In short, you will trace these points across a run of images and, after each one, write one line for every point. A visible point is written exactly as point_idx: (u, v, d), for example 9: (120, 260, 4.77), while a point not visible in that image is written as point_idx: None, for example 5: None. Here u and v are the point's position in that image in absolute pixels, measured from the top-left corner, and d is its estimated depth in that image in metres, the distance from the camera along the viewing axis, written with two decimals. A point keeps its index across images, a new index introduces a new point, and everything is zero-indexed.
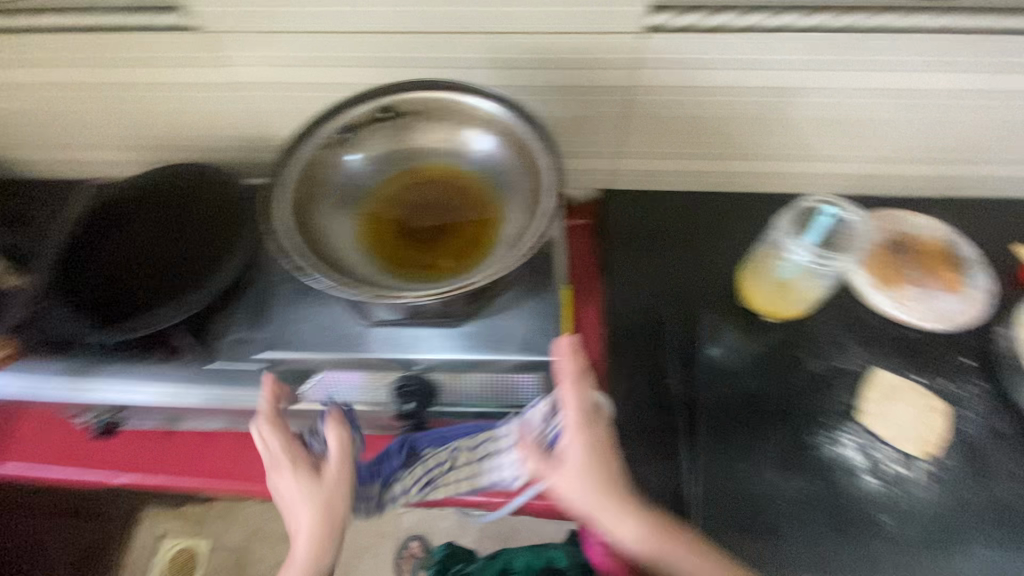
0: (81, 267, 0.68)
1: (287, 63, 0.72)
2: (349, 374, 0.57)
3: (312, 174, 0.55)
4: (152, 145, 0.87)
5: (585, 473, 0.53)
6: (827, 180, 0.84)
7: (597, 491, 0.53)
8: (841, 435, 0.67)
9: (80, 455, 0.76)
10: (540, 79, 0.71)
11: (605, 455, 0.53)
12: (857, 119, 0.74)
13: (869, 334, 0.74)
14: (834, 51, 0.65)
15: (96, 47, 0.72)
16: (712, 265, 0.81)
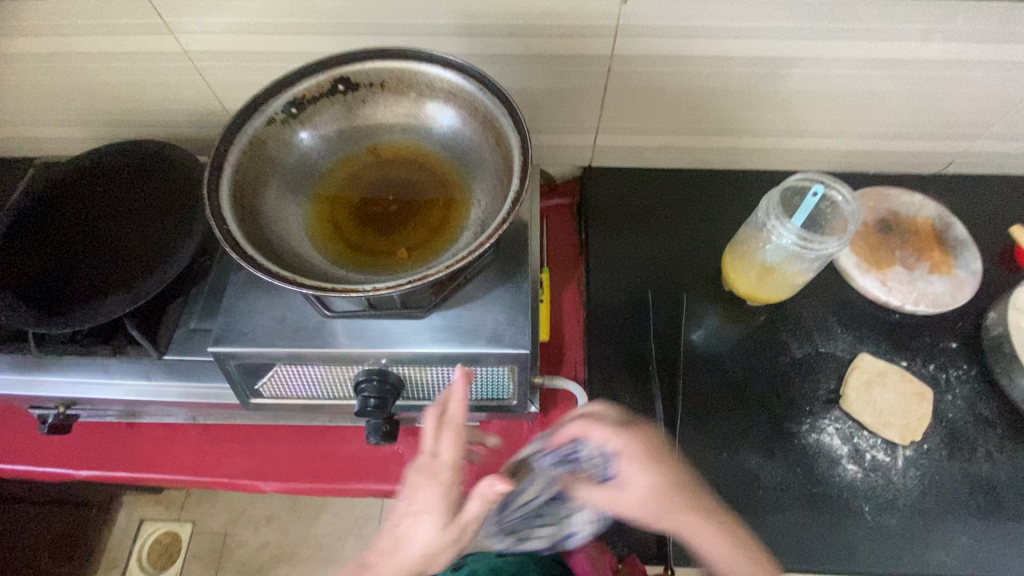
0: (19, 252, 0.63)
1: (239, 30, 0.66)
2: (306, 367, 0.52)
3: (257, 153, 0.50)
4: (100, 120, 0.80)
5: (647, 499, 0.48)
6: (814, 157, 0.81)
7: (665, 508, 0.47)
8: (824, 422, 0.65)
9: (33, 450, 0.71)
10: (515, 47, 0.66)
11: (651, 461, 0.48)
12: (849, 93, 0.70)
13: (854, 318, 0.71)
14: (828, 18, 0.61)
15: (23, 11, 0.65)
16: (695, 247, 0.78)
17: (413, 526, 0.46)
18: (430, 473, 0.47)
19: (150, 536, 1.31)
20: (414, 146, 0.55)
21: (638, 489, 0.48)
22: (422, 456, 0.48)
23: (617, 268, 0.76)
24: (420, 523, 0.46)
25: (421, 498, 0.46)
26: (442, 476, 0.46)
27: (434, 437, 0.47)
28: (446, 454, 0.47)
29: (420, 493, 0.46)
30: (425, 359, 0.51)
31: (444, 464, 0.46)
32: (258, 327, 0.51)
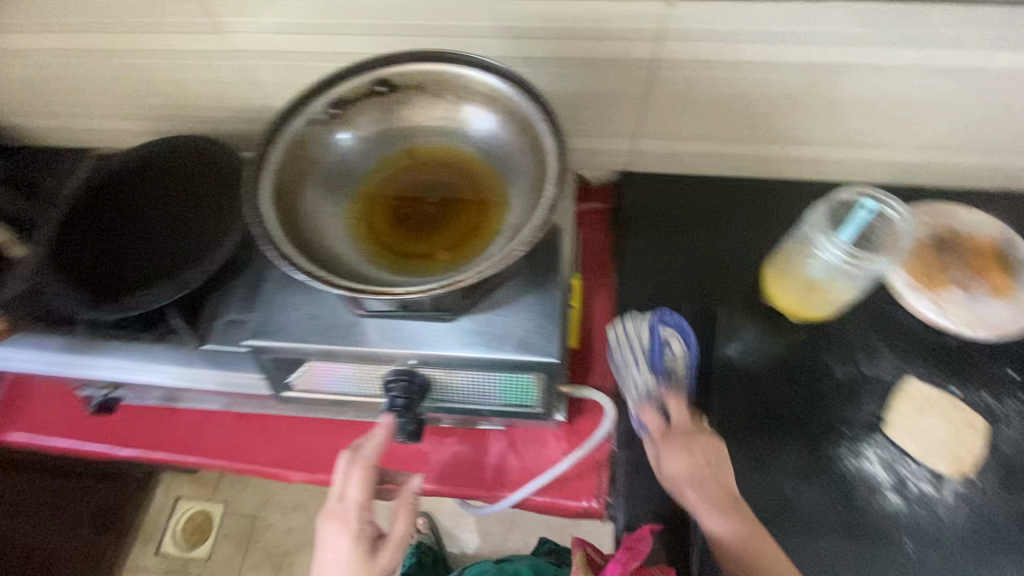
0: (73, 239, 0.66)
1: (287, 30, 0.68)
2: (337, 364, 0.53)
3: (300, 153, 0.51)
4: (153, 115, 0.84)
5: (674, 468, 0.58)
6: (866, 168, 0.77)
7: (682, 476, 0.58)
8: (866, 447, 0.62)
9: (81, 427, 0.75)
10: (556, 51, 0.65)
11: (675, 438, 0.60)
12: (907, 102, 0.66)
13: (903, 340, 0.68)
14: (887, 23, 0.58)
15: (88, 10, 0.68)
16: (734, 258, 0.75)
17: (327, 545, 0.55)
18: (342, 507, 0.55)
19: (185, 512, 1.37)
20: (452, 148, 0.55)
21: (665, 459, 0.59)
22: (331, 497, 0.56)
23: (651, 277, 0.75)
24: (335, 544, 0.54)
25: (332, 524, 0.55)
26: (351, 512, 0.55)
27: (341, 478, 0.56)
28: (354, 492, 0.55)
29: (329, 521, 0.55)
30: (453, 362, 0.51)
31: (352, 502, 0.55)
32: (294, 322, 0.53)
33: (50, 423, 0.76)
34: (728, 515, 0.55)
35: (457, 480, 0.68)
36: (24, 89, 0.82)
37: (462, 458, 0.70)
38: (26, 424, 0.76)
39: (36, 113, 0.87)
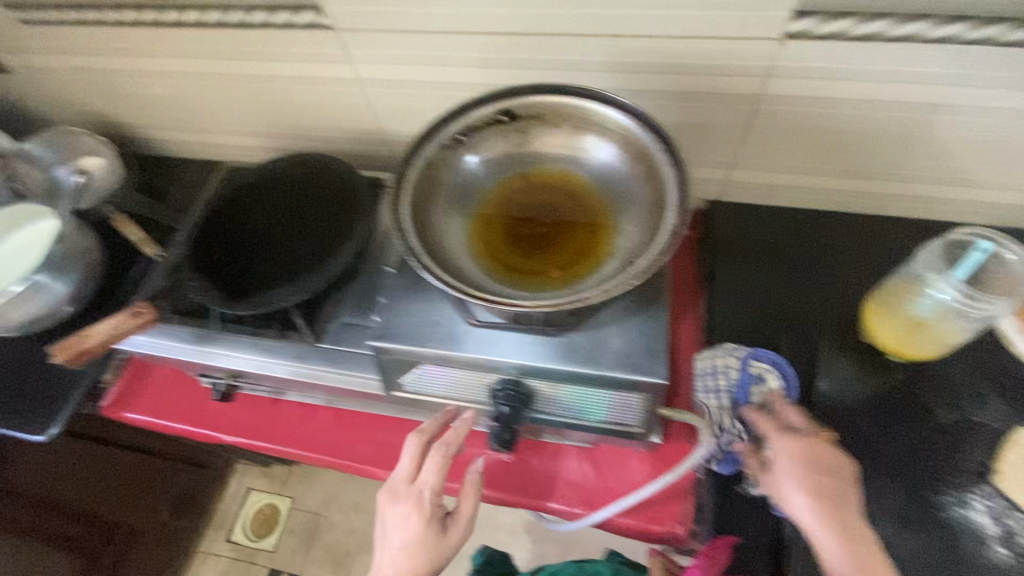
0: (211, 242, 0.73)
1: (411, 61, 0.74)
2: (448, 369, 0.57)
3: (431, 174, 0.55)
4: (275, 133, 0.93)
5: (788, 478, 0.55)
6: (972, 208, 0.75)
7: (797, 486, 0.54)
8: (971, 497, 0.59)
9: (196, 413, 0.82)
10: (661, 84, 0.69)
11: (791, 446, 0.56)
12: (1022, 144, 0.65)
13: (1013, 388, 0.65)
14: (1007, 66, 0.57)
15: (235, 42, 0.77)
16: (826, 291, 0.75)
17: (396, 524, 0.57)
18: (414, 489, 0.58)
19: (254, 504, 1.45)
20: (564, 172, 0.58)
21: (780, 468, 0.56)
22: (401, 479, 0.59)
23: (739, 306, 0.75)
24: (406, 523, 0.56)
25: (405, 504, 0.57)
26: (423, 495, 0.58)
27: (415, 462, 0.60)
28: (430, 476, 0.58)
29: (402, 501, 0.57)
30: (557, 374, 0.54)
31: (426, 485, 0.58)
32: (412, 327, 0.57)
33: (167, 406, 0.83)
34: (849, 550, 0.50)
35: (539, 493, 0.70)
36: (167, 108, 0.93)
37: (545, 471, 0.72)
38: (148, 405, 0.84)
39: (173, 129, 0.97)
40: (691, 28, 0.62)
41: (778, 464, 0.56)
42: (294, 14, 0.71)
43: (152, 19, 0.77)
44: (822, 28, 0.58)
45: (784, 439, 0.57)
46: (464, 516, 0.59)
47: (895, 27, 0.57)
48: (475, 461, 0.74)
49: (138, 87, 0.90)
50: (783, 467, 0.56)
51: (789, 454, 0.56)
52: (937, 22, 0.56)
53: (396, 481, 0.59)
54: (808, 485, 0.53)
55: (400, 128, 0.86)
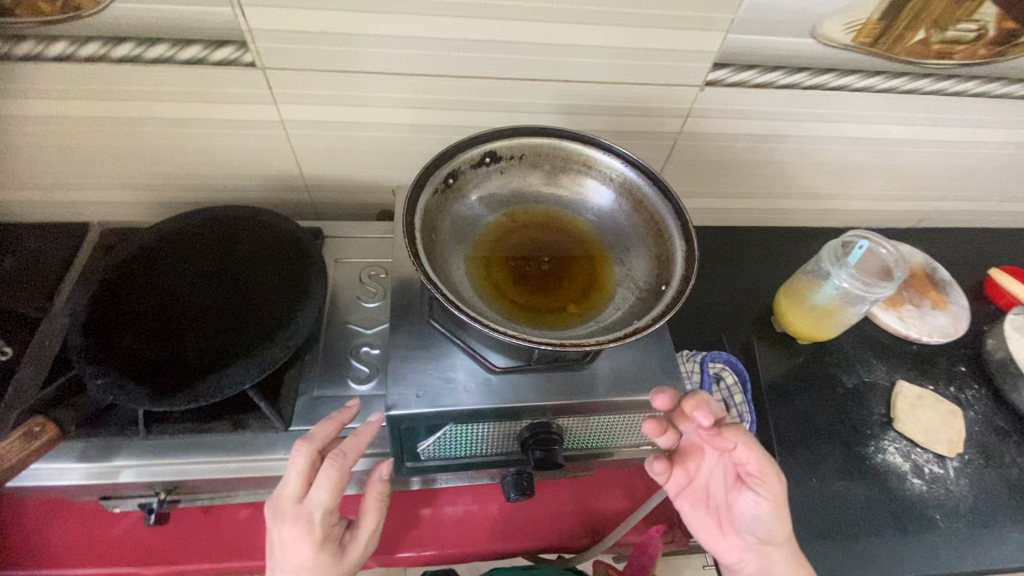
0: (110, 324, 0.58)
1: (348, 103, 0.70)
2: (473, 425, 0.54)
3: (428, 219, 0.52)
4: (157, 185, 0.77)
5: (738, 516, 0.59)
6: (823, 215, 0.95)
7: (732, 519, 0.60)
8: (886, 442, 0.74)
9: (93, 551, 0.63)
10: (600, 124, 0.75)
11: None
12: (857, 165, 0.85)
13: (883, 350, 0.83)
14: (852, 108, 0.75)
15: (117, 79, 0.63)
16: (742, 294, 0.88)
17: (286, 548, 0.49)
18: (305, 509, 0.49)
19: None
20: (550, 207, 0.60)
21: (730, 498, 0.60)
22: (287, 498, 0.50)
23: (681, 316, 0.84)
24: (297, 548, 0.49)
25: (295, 526, 0.49)
26: (315, 516, 0.50)
27: (305, 478, 0.50)
28: (322, 495, 0.49)
29: (290, 523, 0.49)
30: (586, 408, 0.54)
31: (319, 504, 0.49)
32: (430, 385, 0.52)
33: (43, 553, 0.62)
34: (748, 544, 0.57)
35: (546, 534, 0.68)
36: None
37: (545, 510, 0.70)
38: (9, 561, 0.61)
39: None
40: (630, 76, 0.69)
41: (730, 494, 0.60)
42: (207, 48, 0.62)
43: None
44: (733, 78, 0.70)
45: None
46: (367, 533, 0.54)
47: (785, 77, 0.70)
48: (473, 518, 0.69)
49: None
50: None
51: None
52: (812, 73, 0.71)
53: (281, 499, 0.50)
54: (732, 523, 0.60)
55: (326, 173, 0.78)
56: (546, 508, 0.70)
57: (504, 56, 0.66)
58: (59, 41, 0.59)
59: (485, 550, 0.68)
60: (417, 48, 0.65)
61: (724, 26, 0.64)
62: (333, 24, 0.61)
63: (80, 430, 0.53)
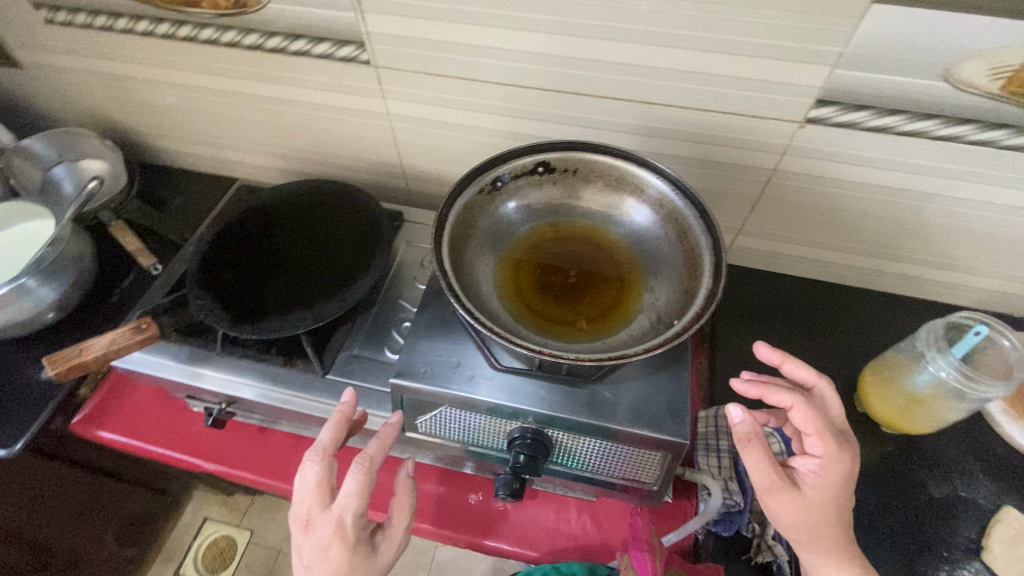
0: (220, 260, 0.72)
1: (441, 103, 0.76)
2: (468, 413, 0.56)
3: (467, 216, 0.56)
4: (290, 156, 0.93)
5: (823, 505, 0.52)
6: (957, 290, 0.80)
7: (827, 511, 0.52)
8: (964, 572, 0.61)
9: (178, 437, 0.78)
10: (682, 150, 0.72)
11: (843, 460, 0.52)
12: (1007, 238, 0.71)
13: (998, 464, 0.68)
14: (1000, 168, 0.63)
15: (268, 66, 0.77)
16: (823, 358, 0.78)
17: (319, 558, 0.53)
18: (332, 518, 0.53)
19: (209, 536, 1.38)
20: (595, 224, 0.60)
21: (817, 483, 0.52)
22: (313, 508, 0.54)
23: (742, 365, 0.77)
24: (328, 556, 0.53)
25: (322, 537, 0.53)
26: (344, 521, 0.53)
27: (324, 489, 0.54)
28: (348, 499, 0.53)
29: (320, 534, 0.53)
30: (580, 427, 0.54)
31: (345, 510, 0.53)
32: (436, 366, 0.56)
33: (144, 427, 0.79)
34: (818, 541, 0.52)
35: (537, 543, 0.69)
36: (182, 118, 0.92)
37: (542, 521, 0.71)
38: (123, 426, 0.79)
39: (183, 141, 0.96)
40: (719, 104, 0.66)
41: (817, 481, 0.52)
42: (334, 45, 0.72)
43: (187, 34, 0.77)
44: (839, 117, 0.63)
45: (838, 445, 0.52)
46: (397, 533, 0.58)
47: (907, 122, 0.61)
48: (475, 508, 0.72)
49: (156, 96, 0.89)
50: (821, 486, 0.52)
51: (839, 473, 0.52)
52: (944, 121, 0.60)
53: (307, 509, 0.54)
54: (831, 514, 0.52)
55: (419, 164, 0.87)
56: (545, 520, 0.71)
57: (586, 73, 0.67)
58: (232, 31, 0.75)
59: (476, 542, 0.70)
60: (506, 59, 0.68)
61: (831, 60, 0.58)
62: (433, 32, 0.67)
63: (175, 335, 0.67)
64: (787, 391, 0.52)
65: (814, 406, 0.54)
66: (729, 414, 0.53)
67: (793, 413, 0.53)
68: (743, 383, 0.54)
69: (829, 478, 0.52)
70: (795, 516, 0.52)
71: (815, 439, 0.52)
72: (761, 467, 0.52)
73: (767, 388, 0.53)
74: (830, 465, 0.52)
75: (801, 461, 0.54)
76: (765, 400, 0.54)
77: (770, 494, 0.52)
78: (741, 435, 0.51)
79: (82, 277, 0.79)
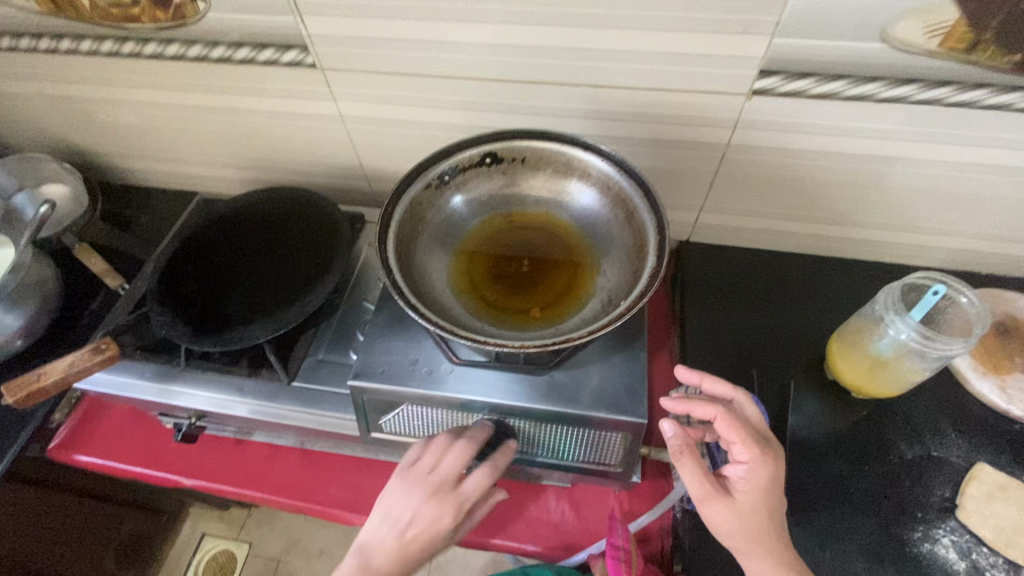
0: (181, 274, 0.71)
1: (392, 100, 0.75)
2: (431, 408, 0.56)
3: (415, 212, 0.56)
4: (251, 165, 0.92)
5: (754, 511, 0.52)
6: (921, 251, 0.81)
7: (759, 517, 0.52)
8: (939, 531, 0.62)
9: (155, 455, 0.78)
10: (635, 131, 0.72)
11: (767, 462, 0.52)
12: (964, 196, 0.71)
13: (967, 421, 0.69)
14: (946, 126, 0.63)
15: (216, 76, 0.77)
16: (792, 329, 0.78)
17: (429, 522, 0.54)
18: (461, 497, 0.54)
19: (207, 552, 1.39)
20: (546, 212, 0.60)
21: (747, 488, 0.53)
22: (446, 479, 0.54)
23: (711, 342, 0.78)
24: (437, 523, 0.54)
25: (446, 508, 0.54)
26: (463, 503, 0.55)
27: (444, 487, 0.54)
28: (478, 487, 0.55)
29: (444, 505, 0.54)
30: (541, 415, 0.54)
31: (473, 494, 0.55)
32: (395, 365, 0.56)
33: (121, 447, 0.79)
34: (755, 547, 0.52)
35: (516, 534, 0.69)
36: (138, 136, 0.91)
37: (521, 511, 0.71)
38: (98, 448, 0.79)
39: (143, 159, 0.96)
40: (666, 82, 0.66)
41: (746, 486, 0.53)
42: (278, 51, 0.72)
43: (131, 50, 0.76)
44: (784, 87, 0.63)
45: (760, 449, 0.53)
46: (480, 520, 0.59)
47: (851, 87, 0.61)
48: None
49: (110, 116, 0.88)
50: (751, 491, 0.52)
51: (766, 476, 0.52)
52: (888, 82, 0.60)
53: (437, 478, 0.54)
54: (765, 518, 0.52)
55: (379, 165, 0.86)
56: (523, 510, 0.71)
57: (530, 60, 0.67)
58: (175, 44, 0.74)
59: (456, 537, 0.70)
60: (450, 52, 0.68)
61: (769, 29, 0.58)
62: (375, 30, 0.67)
63: (137, 354, 0.68)
64: (707, 404, 0.54)
65: (736, 414, 0.55)
66: (662, 429, 0.55)
67: (717, 424, 0.55)
68: (669, 402, 0.56)
69: (757, 484, 0.52)
70: (729, 524, 0.52)
71: (738, 446, 0.53)
72: (692, 476, 0.53)
73: (689, 402, 0.55)
74: (756, 470, 0.52)
75: (731, 469, 0.54)
76: (691, 415, 0.56)
77: (702, 503, 0.53)
78: (673, 447, 0.54)
79: (48, 302, 0.79)
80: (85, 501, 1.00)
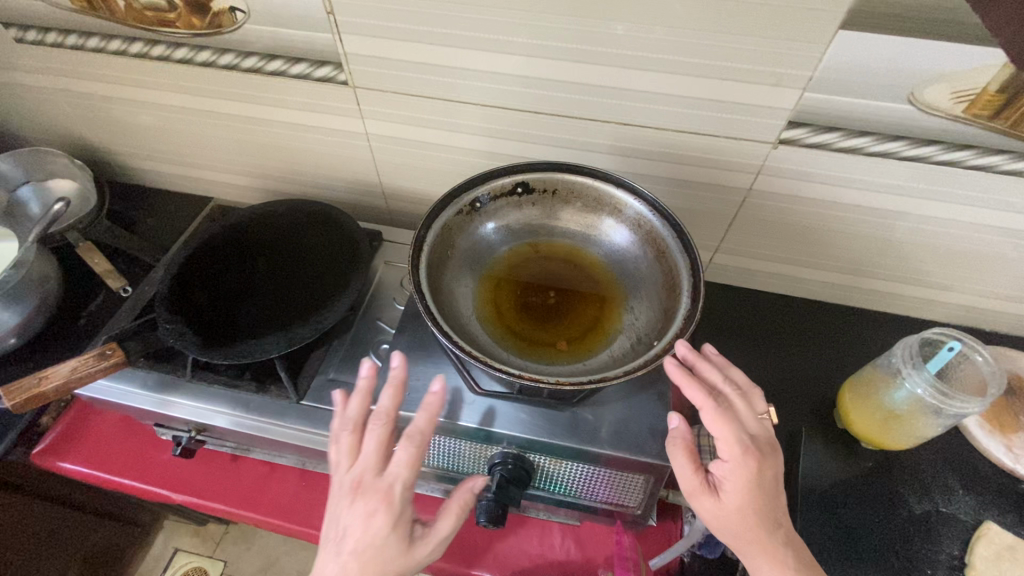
0: (193, 281, 0.70)
1: (421, 122, 0.76)
2: (448, 438, 0.55)
3: (446, 236, 0.56)
4: (268, 175, 0.91)
5: (742, 511, 0.47)
6: (930, 305, 0.82)
7: (747, 518, 0.47)
8: None
9: (146, 467, 0.75)
10: (661, 169, 0.73)
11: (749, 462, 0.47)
12: (977, 256, 0.72)
13: (975, 478, 0.69)
14: (965, 187, 0.65)
15: (246, 85, 0.76)
16: (802, 375, 0.79)
17: (360, 527, 0.46)
18: (384, 482, 0.47)
19: (179, 569, 1.33)
20: (574, 245, 0.60)
21: (732, 489, 0.47)
22: (364, 472, 0.48)
23: None
24: (373, 525, 0.46)
25: (370, 501, 0.46)
26: (395, 489, 0.47)
27: (381, 451, 0.49)
28: (404, 464, 0.48)
29: (369, 497, 0.46)
30: (561, 451, 0.53)
31: (400, 477, 0.47)
32: (415, 390, 0.55)
33: (111, 456, 0.76)
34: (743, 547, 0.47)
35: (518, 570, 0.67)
36: (155, 137, 0.90)
37: (525, 547, 0.69)
38: (86, 456, 0.75)
39: (158, 161, 0.95)
40: (695, 126, 0.67)
41: (732, 485, 0.47)
42: (311, 66, 0.72)
43: (160, 53, 0.75)
44: (811, 138, 0.64)
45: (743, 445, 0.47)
46: (441, 533, 0.49)
47: (875, 144, 0.63)
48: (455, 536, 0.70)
49: (130, 115, 0.87)
50: (736, 491, 0.47)
51: (751, 477, 0.47)
52: (910, 142, 0.62)
53: (356, 473, 0.48)
54: (754, 519, 0.47)
55: (400, 184, 0.86)
56: (527, 546, 0.69)
57: (564, 94, 0.68)
58: (206, 50, 0.73)
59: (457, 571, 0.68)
60: (485, 80, 0.68)
61: (802, 83, 0.59)
62: (411, 53, 0.67)
63: (143, 361, 0.66)
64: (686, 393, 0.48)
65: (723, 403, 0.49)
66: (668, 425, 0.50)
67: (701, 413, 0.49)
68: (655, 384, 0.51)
69: (740, 481, 0.47)
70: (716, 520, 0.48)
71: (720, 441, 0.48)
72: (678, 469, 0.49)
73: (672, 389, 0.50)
74: (738, 469, 0.47)
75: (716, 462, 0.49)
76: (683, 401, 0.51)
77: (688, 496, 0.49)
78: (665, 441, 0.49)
79: (48, 299, 0.77)
80: (60, 508, 0.95)
